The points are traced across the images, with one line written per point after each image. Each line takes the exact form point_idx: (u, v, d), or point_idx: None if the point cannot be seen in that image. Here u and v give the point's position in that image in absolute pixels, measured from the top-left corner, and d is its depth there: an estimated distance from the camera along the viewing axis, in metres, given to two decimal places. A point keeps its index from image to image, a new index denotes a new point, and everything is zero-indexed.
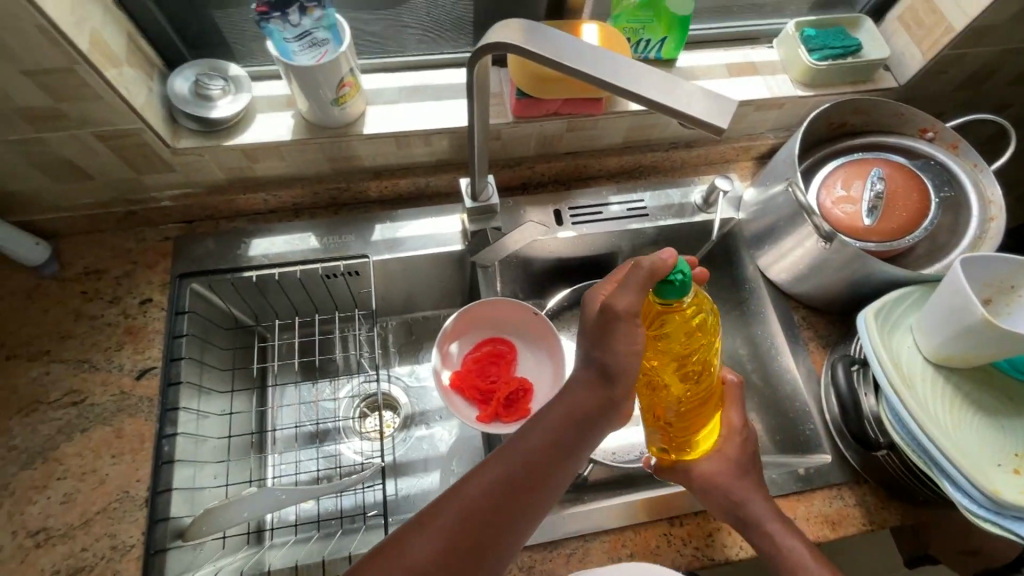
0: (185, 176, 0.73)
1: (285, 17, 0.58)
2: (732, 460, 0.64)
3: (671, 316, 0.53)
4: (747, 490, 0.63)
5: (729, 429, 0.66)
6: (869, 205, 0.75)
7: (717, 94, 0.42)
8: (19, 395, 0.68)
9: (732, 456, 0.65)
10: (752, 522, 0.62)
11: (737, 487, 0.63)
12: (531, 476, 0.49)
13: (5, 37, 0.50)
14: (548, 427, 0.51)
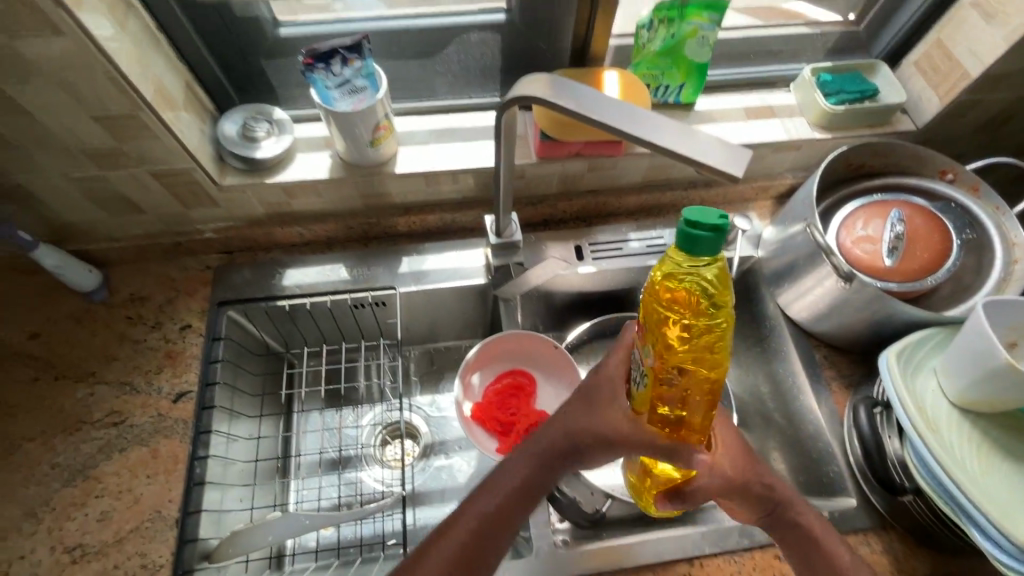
0: (229, 212, 0.78)
1: (328, 68, 0.63)
2: (735, 445, 0.61)
3: (676, 292, 0.45)
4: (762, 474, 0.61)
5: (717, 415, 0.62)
6: (888, 245, 0.75)
7: (732, 145, 0.44)
8: (65, 414, 0.72)
9: (735, 448, 0.61)
10: (787, 509, 0.61)
11: (759, 475, 0.61)
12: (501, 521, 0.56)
13: (81, 88, 0.55)
14: (516, 477, 0.57)
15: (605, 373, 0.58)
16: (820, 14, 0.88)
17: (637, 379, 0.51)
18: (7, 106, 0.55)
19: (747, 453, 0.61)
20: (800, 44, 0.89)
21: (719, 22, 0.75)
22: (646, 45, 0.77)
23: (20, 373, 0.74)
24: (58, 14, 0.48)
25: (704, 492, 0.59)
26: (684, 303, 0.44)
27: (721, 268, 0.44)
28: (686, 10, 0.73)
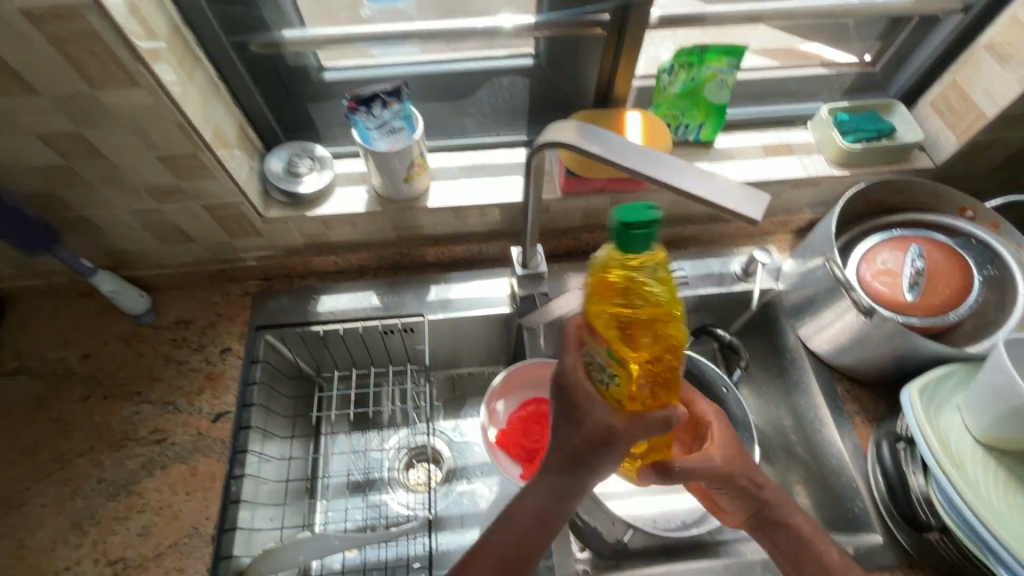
0: (270, 242, 0.82)
1: (370, 111, 0.68)
2: (727, 439, 0.67)
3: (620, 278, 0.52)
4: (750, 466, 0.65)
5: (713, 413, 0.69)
6: (909, 280, 0.76)
7: (752, 190, 0.47)
8: (112, 431, 0.76)
9: (726, 441, 0.66)
10: (775, 512, 0.65)
11: (746, 467, 0.65)
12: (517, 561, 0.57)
13: (150, 132, 0.60)
14: (525, 515, 0.58)
15: (566, 376, 0.55)
16: (837, 55, 0.91)
17: (604, 377, 0.53)
18: (83, 147, 0.61)
19: (736, 445, 0.66)
20: (818, 84, 0.92)
21: (737, 66, 0.78)
22: (667, 87, 0.81)
23: (72, 391, 0.79)
24: (138, 70, 0.53)
25: (684, 471, 0.62)
26: (639, 297, 0.51)
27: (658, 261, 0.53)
28: (705, 55, 0.77)
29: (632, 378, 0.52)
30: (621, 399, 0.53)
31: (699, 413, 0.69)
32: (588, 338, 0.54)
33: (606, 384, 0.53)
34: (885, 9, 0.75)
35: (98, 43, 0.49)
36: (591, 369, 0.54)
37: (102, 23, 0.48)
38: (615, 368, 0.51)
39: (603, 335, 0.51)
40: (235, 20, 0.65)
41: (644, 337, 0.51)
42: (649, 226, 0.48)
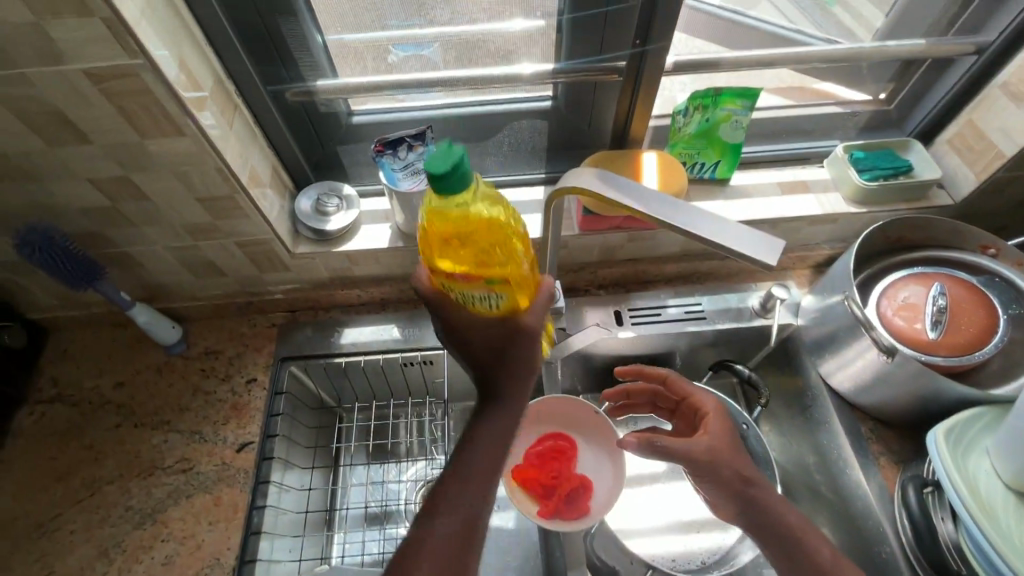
0: (297, 276, 0.85)
1: (395, 153, 0.72)
2: (721, 434, 0.66)
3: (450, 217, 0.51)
4: (743, 461, 0.64)
5: (711, 410, 0.70)
6: (932, 318, 0.76)
7: (766, 235, 0.48)
8: (141, 459, 0.78)
9: (719, 430, 0.67)
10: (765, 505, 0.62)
11: (738, 461, 0.64)
12: (468, 535, 0.52)
13: (191, 176, 0.63)
14: (477, 469, 0.54)
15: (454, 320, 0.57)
16: (851, 94, 0.92)
17: (491, 304, 0.55)
18: (129, 190, 0.65)
19: (730, 438, 0.66)
20: (833, 123, 0.93)
21: (752, 107, 0.80)
22: (682, 128, 0.83)
23: (105, 419, 0.82)
24: (185, 121, 0.57)
25: (661, 447, 0.64)
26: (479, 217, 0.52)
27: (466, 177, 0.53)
28: (719, 97, 0.79)
29: (515, 284, 0.55)
30: (517, 305, 0.56)
31: (699, 405, 0.72)
32: (453, 284, 0.55)
33: (493, 305, 0.56)
34: (898, 52, 0.77)
35: (149, 97, 0.53)
36: (474, 306, 0.56)
37: (155, 81, 0.52)
38: (497, 289, 0.54)
39: (468, 275, 0.53)
40: (273, 71, 0.69)
41: (500, 246, 0.54)
42: (458, 158, 0.47)
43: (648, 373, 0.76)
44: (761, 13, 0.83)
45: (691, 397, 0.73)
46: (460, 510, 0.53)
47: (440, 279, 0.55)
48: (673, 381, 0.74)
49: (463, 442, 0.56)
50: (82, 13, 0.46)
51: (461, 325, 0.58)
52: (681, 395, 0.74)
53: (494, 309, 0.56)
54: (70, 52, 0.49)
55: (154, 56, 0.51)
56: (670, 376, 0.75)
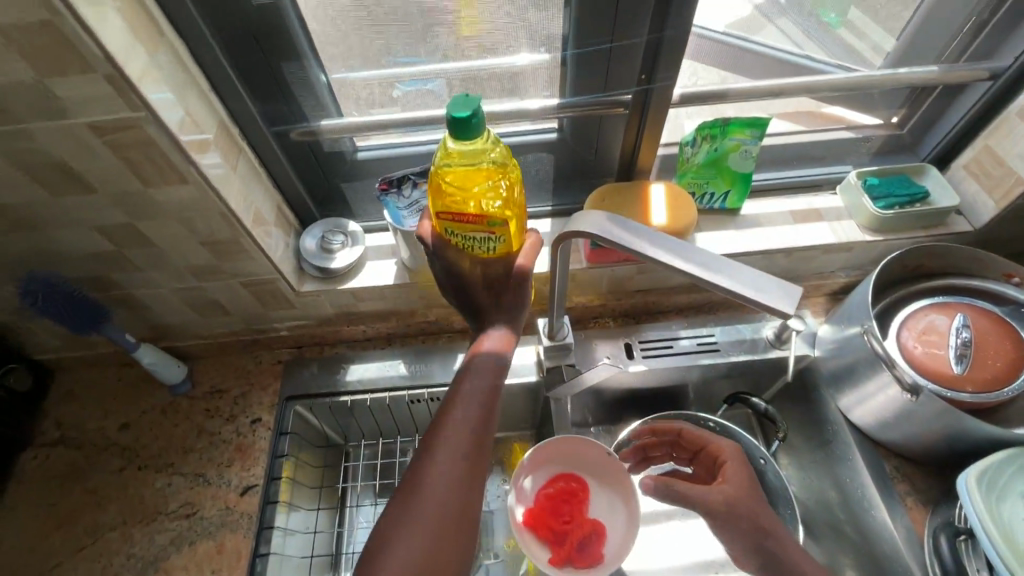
0: (303, 313, 0.84)
1: (400, 192, 0.72)
2: (740, 483, 0.64)
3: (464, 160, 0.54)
4: (762, 509, 0.62)
5: (730, 458, 0.69)
6: (957, 351, 0.73)
7: (783, 283, 0.49)
8: (145, 504, 0.77)
9: (740, 480, 0.65)
10: (777, 551, 0.60)
11: (758, 508, 0.62)
12: (473, 449, 0.56)
13: (195, 222, 0.63)
14: (476, 398, 0.59)
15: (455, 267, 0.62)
16: (864, 118, 0.90)
17: (489, 245, 0.59)
18: (134, 236, 0.64)
19: (750, 485, 0.64)
20: (844, 148, 0.91)
21: (761, 137, 0.79)
22: (690, 158, 0.81)
23: (109, 462, 0.81)
24: (188, 168, 0.56)
25: (675, 491, 0.63)
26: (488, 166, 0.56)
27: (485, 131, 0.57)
28: (727, 128, 0.78)
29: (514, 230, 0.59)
30: (512, 250, 0.61)
31: (717, 452, 0.71)
32: (457, 226, 0.58)
33: (491, 248, 0.60)
34: (910, 80, 0.75)
35: (153, 147, 0.53)
36: (473, 247, 0.60)
37: (158, 132, 0.52)
38: (498, 232, 0.57)
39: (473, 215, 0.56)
40: (277, 112, 0.69)
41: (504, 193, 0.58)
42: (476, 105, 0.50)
43: (661, 428, 0.78)
44: (765, 38, 0.78)
45: (708, 445, 0.73)
46: (465, 425, 0.57)
47: (444, 221, 0.58)
48: (687, 432, 0.74)
49: (463, 372, 0.61)
50: (85, 69, 0.46)
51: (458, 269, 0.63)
52: (697, 444, 0.74)
53: (492, 252, 0.60)
54: (73, 108, 0.49)
55: (156, 106, 0.51)
56: (683, 428, 0.75)
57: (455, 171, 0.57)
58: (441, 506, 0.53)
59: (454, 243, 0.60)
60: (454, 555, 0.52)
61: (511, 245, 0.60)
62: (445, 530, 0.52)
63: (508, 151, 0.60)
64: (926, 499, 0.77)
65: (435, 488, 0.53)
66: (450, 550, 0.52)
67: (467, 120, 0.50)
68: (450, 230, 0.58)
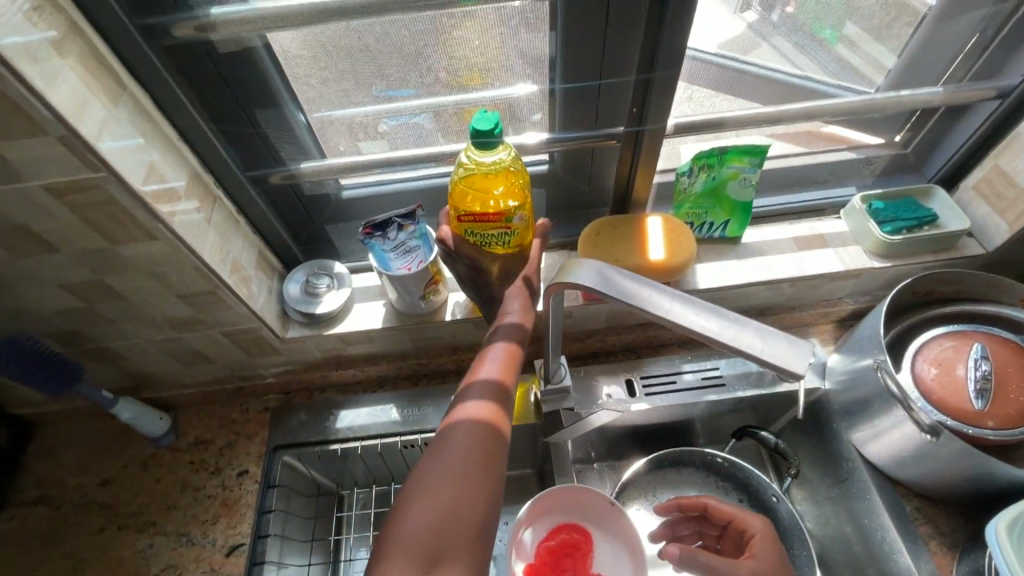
0: (290, 358, 0.81)
1: (385, 235, 0.69)
2: (769, 559, 0.65)
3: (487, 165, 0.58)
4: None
5: (759, 532, 0.69)
6: (977, 385, 0.69)
7: (791, 338, 0.45)
8: (125, 567, 0.74)
9: (770, 557, 0.65)
10: None
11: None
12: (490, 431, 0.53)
13: (167, 276, 0.60)
14: (492, 381, 0.57)
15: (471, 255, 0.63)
16: (866, 138, 0.86)
17: (505, 240, 0.62)
18: (105, 292, 0.61)
19: (779, 566, 0.65)
20: (847, 169, 0.88)
21: (761, 164, 0.76)
22: (687, 188, 0.78)
23: (88, 521, 0.77)
24: (155, 225, 0.53)
25: (702, 563, 0.63)
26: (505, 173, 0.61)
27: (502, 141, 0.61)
28: (725, 156, 0.75)
29: (528, 223, 0.63)
30: (525, 242, 0.64)
31: (746, 528, 0.70)
32: (475, 226, 0.61)
33: (507, 243, 0.63)
34: (913, 102, 0.73)
35: (115, 206, 0.50)
36: (490, 243, 0.63)
37: (119, 190, 0.49)
38: (514, 226, 0.61)
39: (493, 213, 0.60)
40: (255, 157, 0.67)
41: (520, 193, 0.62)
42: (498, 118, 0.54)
43: (686, 503, 0.76)
44: (758, 58, 0.73)
45: (736, 518, 0.71)
46: (480, 399, 0.55)
47: (464, 222, 0.61)
48: (712, 504, 0.73)
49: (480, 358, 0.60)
50: (35, 132, 0.43)
51: (475, 261, 0.64)
52: (724, 518, 0.72)
53: (507, 246, 0.63)
54: (27, 169, 0.46)
55: (114, 163, 0.48)
56: (708, 501, 0.74)
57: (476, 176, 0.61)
58: (462, 468, 0.50)
59: (470, 242, 0.63)
60: (474, 526, 0.48)
61: (524, 238, 0.64)
62: (463, 495, 0.48)
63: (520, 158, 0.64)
64: (951, 543, 0.73)
65: (454, 451, 0.51)
66: (469, 519, 0.48)
67: (488, 134, 0.53)
68: (471, 231, 0.61)
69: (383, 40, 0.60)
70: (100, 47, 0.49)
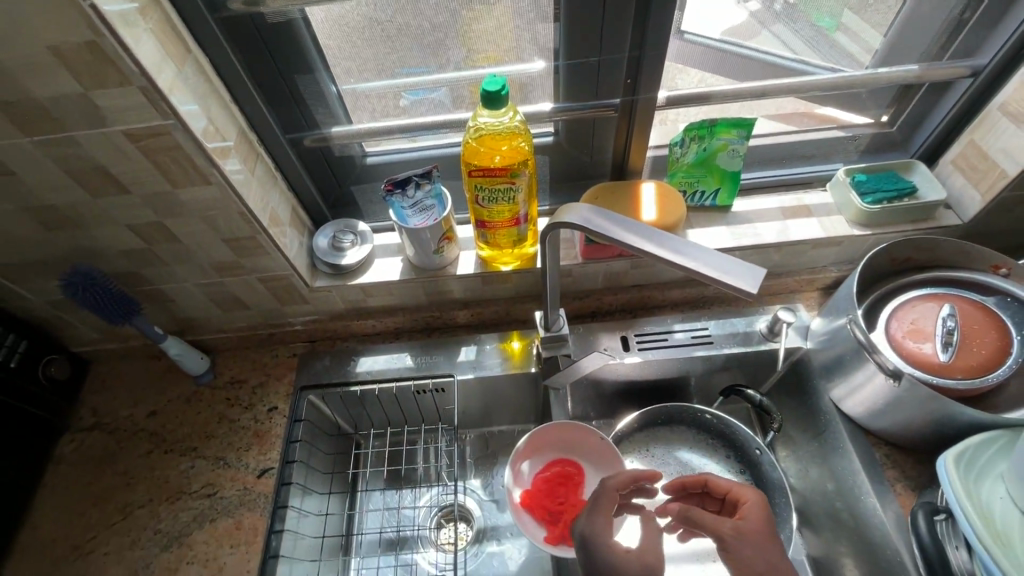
0: (317, 308, 0.90)
1: (404, 192, 0.76)
2: (761, 526, 0.62)
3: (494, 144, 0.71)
4: (777, 561, 0.59)
5: (752, 497, 0.66)
6: (943, 340, 0.75)
7: (749, 266, 0.52)
8: (170, 484, 0.84)
9: (762, 524, 0.63)
10: None
11: (772, 555, 0.60)
12: None
13: (217, 220, 0.69)
14: None
15: (593, 535, 0.60)
16: (853, 117, 0.92)
17: (512, 196, 0.72)
18: (163, 234, 0.71)
19: (769, 531, 0.62)
20: (833, 147, 0.94)
21: (748, 137, 0.82)
22: (680, 158, 0.85)
23: (137, 446, 0.87)
24: (212, 171, 0.63)
25: (693, 516, 0.62)
26: (512, 134, 0.70)
27: (512, 105, 0.70)
28: (715, 128, 0.82)
29: (530, 178, 0.73)
30: (529, 196, 0.75)
31: (740, 498, 0.67)
32: (485, 182, 0.71)
33: (513, 197, 0.73)
34: (891, 78, 0.78)
35: (180, 151, 0.60)
36: (497, 198, 0.72)
37: (184, 137, 0.58)
38: (518, 181, 0.71)
39: (502, 171, 0.69)
40: (293, 121, 0.76)
41: (525, 151, 0.71)
42: (504, 82, 0.62)
43: (688, 480, 0.73)
44: (759, 44, 0.80)
45: (732, 490, 0.69)
46: None
47: (474, 178, 0.71)
48: (710, 476, 0.71)
49: None
50: (123, 82, 0.52)
51: (590, 540, 0.60)
52: (721, 492, 0.70)
53: (512, 200, 0.73)
54: (111, 116, 0.55)
55: (182, 114, 0.57)
56: (708, 475, 0.71)
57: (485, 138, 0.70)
58: None
59: (480, 197, 0.73)
60: None
61: (528, 193, 0.74)
62: None
63: (525, 120, 0.73)
64: (916, 486, 0.79)
65: None
66: None
67: (496, 94, 0.61)
68: (481, 186, 0.71)
69: (405, 20, 0.68)
70: (171, 16, 0.58)
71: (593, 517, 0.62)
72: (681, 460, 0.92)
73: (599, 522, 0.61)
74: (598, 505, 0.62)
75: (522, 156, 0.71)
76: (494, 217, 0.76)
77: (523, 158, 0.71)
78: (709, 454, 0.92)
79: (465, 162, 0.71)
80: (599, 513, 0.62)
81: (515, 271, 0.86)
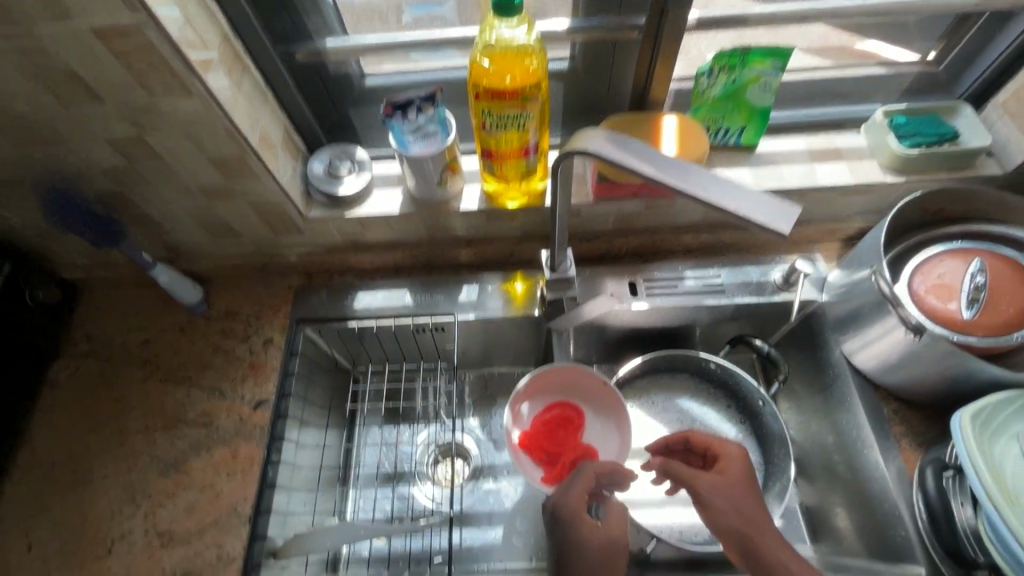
0: (313, 240, 0.86)
1: (404, 115, 0.70)
2: (739, 479, 0.63)
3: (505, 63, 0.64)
4: (752, 512, 0.61)
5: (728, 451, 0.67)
6: (968, 297, 0.71)
7: (778, 204, 0.48)
8: (166, 411, 0.83)
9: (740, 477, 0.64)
10: (753, 534, 0.59)
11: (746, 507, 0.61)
12: None
13: (201, 138, 0.64)
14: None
15: (569, 505, 0.63)
16: (896, 53, 0.85)
17: (522, 122, 0.67)
18: (144, 150, 0.66)
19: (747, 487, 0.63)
20: (873, 85, 0.87)
21: (783, 68, 0.75)
22: (706, 90, 0.78)
23: (131, 373, 0.86)
24: (192, 81, 0.57)
25: (674, 471, 0.64)
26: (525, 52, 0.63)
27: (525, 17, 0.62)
28: (748, 57, 0.74)
29: (543, 103, 0.67)
30: (541, 124, 0.69)
31: (719, 452, 0.67)
32: (494, 106, 0.65)
33: (524, 124, 0.68)
34: (950, 7, 0.69)
35: (155, 55, 0.54)
36: (507, 124, 0.67)
37: (159, 38, 0.52)
38: (530, 107, 0.65)
39: (512, 94, 0.64)
40: (283, 30, 0.69)
41: (538, 71, 0.65)
42: None
43: (671, 437, 0.72)
44: None
45: (712, 445, 0.68)
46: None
47: (483, 102, 0.65)
48: (691, 432, 0.69)
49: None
50: None
51: (565, 508, 0.63)
52: (702, 446, 0.69)
53: (522, 127, 0.68)
54: (74, 8, 0.49)
55: (158, 14, 0.51)
56: (689, 430, 0.70)
57: (495, 55, 0.64)
58: None
59: (488, 123, 0.67)
60: None
61: (540, 120, 0.69)
62: None
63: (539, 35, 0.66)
64: (921, 442, 0.78)
65: None
66: None
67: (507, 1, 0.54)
68: (489, 110, 0.65)
69: None
70: None
71: (570, 488, 0.65)
72: (682, 408, 0.90)
73: (576, 495, 0.64)
74: (579, 478, 0.65)
75: (535, 78, 0.65)
76: (503, 146, 0.71)
77: (536, 80, 0.65)
78: (711, 403, 0.91)
79: (471, 81, 0.65)
80: (578, 483, 0.65)
81: (523, 208, 0.81)
